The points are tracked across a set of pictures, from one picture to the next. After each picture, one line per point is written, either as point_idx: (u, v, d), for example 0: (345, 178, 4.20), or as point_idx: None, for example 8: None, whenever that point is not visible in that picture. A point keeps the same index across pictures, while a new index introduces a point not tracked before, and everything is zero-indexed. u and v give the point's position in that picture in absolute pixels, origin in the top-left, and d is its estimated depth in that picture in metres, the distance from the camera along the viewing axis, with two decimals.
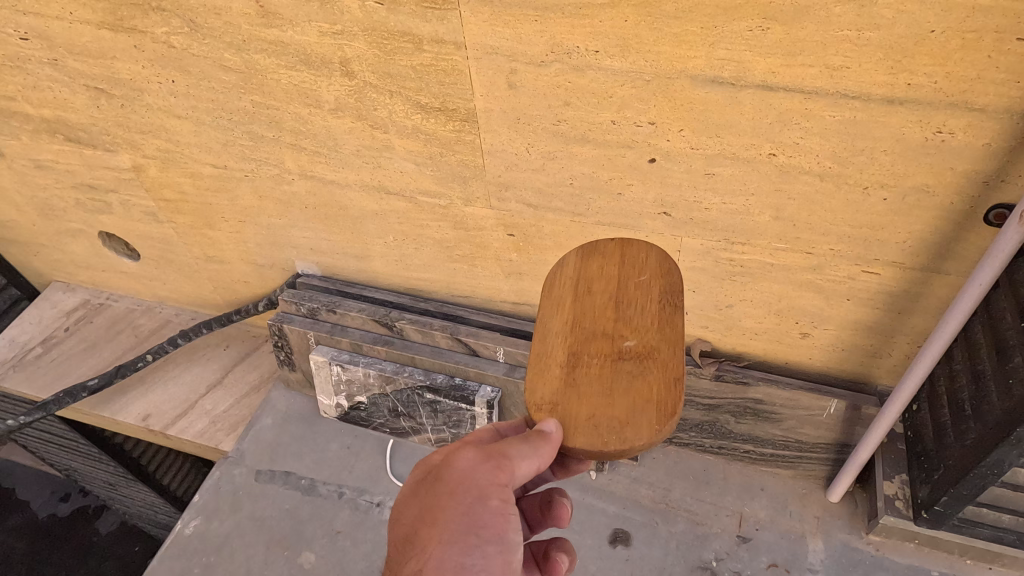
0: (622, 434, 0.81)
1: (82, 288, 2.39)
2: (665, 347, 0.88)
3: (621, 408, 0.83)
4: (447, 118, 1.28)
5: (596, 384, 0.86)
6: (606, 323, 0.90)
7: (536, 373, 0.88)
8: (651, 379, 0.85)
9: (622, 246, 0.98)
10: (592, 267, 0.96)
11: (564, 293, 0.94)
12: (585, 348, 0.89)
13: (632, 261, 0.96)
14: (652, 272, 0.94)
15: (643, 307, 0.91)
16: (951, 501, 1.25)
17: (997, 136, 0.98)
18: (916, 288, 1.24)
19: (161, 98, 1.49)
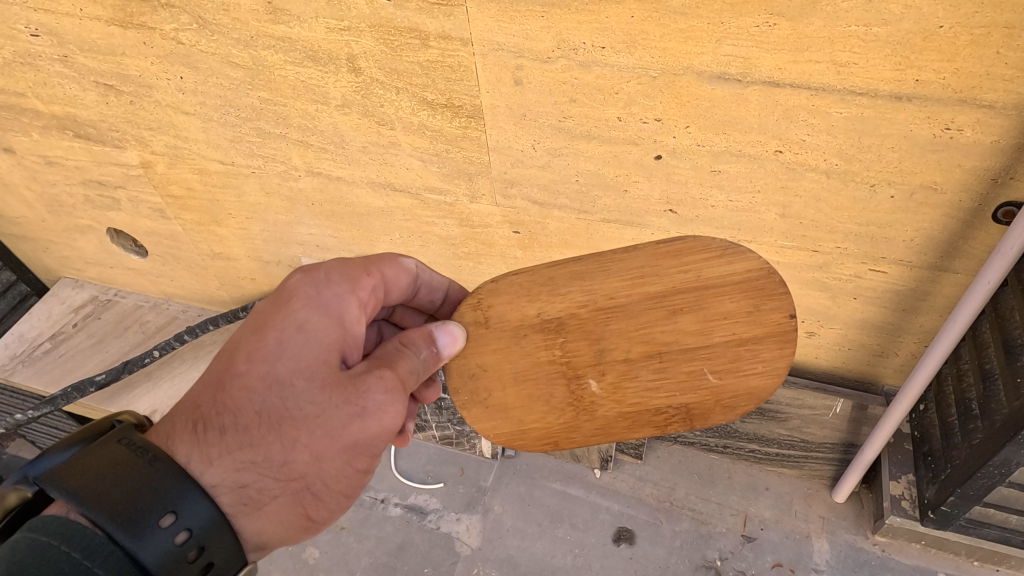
0: (479, 409, 0.94)
1: (90, 284, 2.41)
2: (593, 426, 0.89)
3: (495, 400, 0.93)
4: (453, 114, 1.29)
5: (537, 360, 0.90)
6: (620, 349, 0.86)
7: (515, 302, 0.90)
8: (557, 416, 0.91)
9: (761, 336, 0.81)
10: (718, 308, 0.82)
11: (661, 277, 0.83)
12: (571, 332, 0.87)
13: (757, 316, 0.81)
14: (723, 388, 0.83)
15: (656, 388, 0.85)
16: (957, 501, 1.24)
17: (1006, 133, 0.97)
18: (923, 287, 1.23)
19: (169, 94, 1.49)
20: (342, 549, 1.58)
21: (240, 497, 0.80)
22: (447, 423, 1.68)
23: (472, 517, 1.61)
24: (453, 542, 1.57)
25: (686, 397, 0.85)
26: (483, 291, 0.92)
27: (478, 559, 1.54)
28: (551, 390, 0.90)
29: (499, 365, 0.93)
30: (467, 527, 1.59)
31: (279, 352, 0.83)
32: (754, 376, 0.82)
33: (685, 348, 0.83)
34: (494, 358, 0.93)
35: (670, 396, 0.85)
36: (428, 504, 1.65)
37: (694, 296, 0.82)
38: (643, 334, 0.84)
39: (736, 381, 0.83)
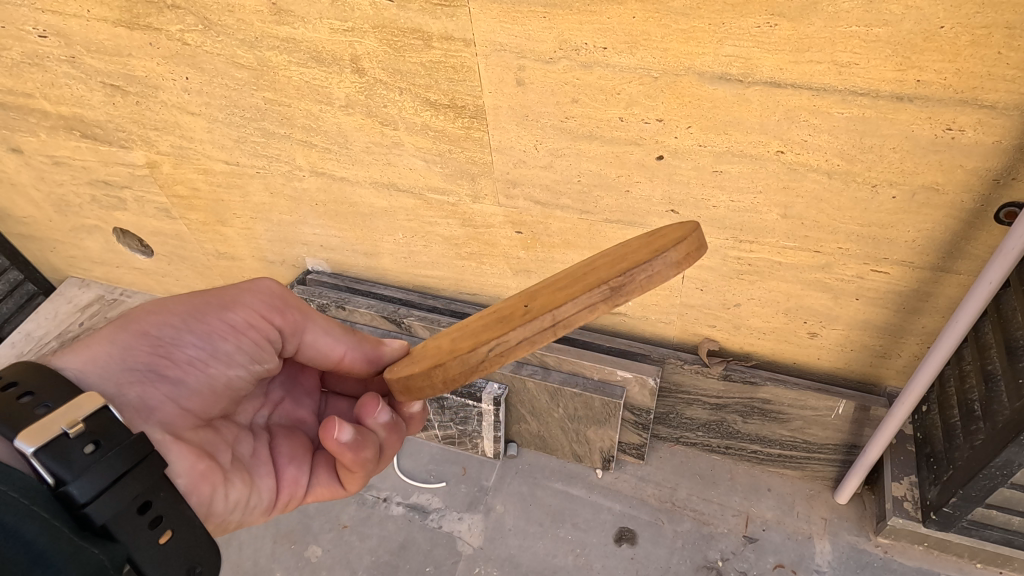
0: (410, 365, 0.89)
1: (97, 284, 2.43)
2: (517, 321, 0.76)
3: (427, 351, 0.89)
4: (456, 114, 1.29)
5: (474, 320, 0.87)
6: (542, 281, 0.84)
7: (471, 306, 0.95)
8: (478, 333, 0.80)
9: (670, 225, 0.79)
10: (634, 235, 0.83)
11: (592, 265, 0.90)
12: (506, 302, 0.88)
13: (666, 224, 0.81)
14: (638, 249, 0.75)
15: (573, 277, 0.78)
16: (960, 502, 1.24)
17: (1007, 133, 0.97)
18: (925, 288, 1.23)
19: (176, 95, 1.51)
20: (344, 548, 1.59)
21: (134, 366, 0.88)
22: (450, 422, 1.68)
23: (473, 516, 1.61)
24: (454, 541, 1.57)
25: (601, 267, 0.75)
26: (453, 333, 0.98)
27: (478, 558, 1.54)
28: (478, 325, 0.83)
29: (440, 341, 0.90)
30: (469, 526, 1.59)
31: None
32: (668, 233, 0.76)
33: (601, 255, 0.82)
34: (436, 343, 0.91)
35: (586, 273, 0.77)
36: (429, 503, 1.65)
37: (608, 249, 0.86)
38: (565, 269, 0.86)
39: (656, 240, 0.76)
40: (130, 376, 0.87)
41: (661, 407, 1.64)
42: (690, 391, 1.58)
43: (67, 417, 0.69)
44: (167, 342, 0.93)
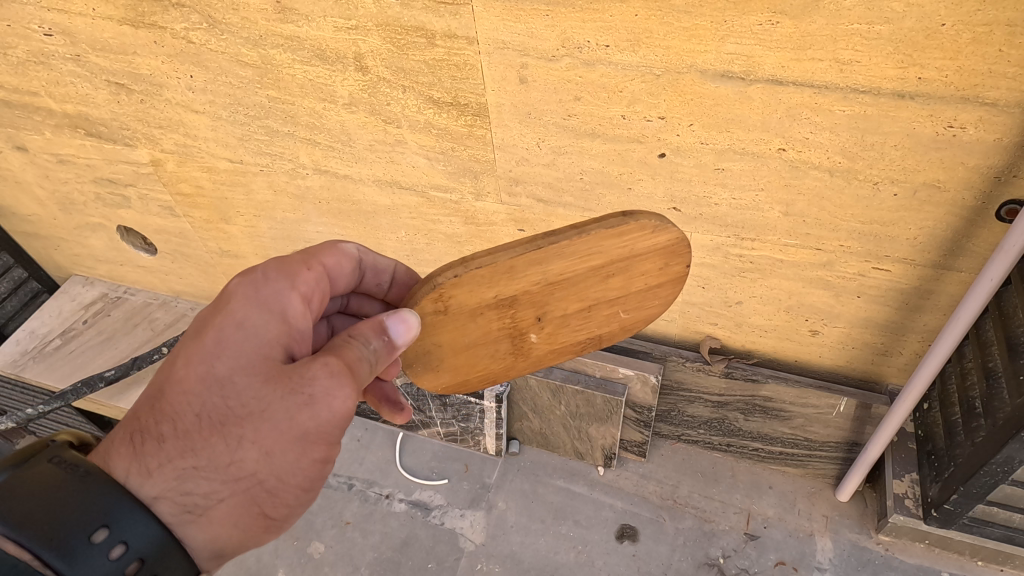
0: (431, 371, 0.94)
1: (100, 281, 2.44)
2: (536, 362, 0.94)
3: (443, 365, 0.93)
4: (459, 112, 1.30)
5: (485, 317, 0.85)
6: (557, 309, 0.85)
7: (475, 287, 0.80)
8: (499, 362, 0.93)
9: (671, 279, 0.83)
10: (643, 266, 0.80)
11: (603, 252, 0.77)
12: (518, 308, 0.84)
13: (667, 271, 0.82)
14: (633, 318, 0.89)
15: (579, 327, 0.89)
16: (961, 499, 1.24)
17: (1009, 131, 0.98)
18: (927, 285, 1.24)
19: (180, 93, 1.51)
20: (347, 545, 1.59)
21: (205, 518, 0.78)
22: (452, 420, 1.68)
23: (475, 513, 1.62)
24: (456, 538, 1.58)
25: (603, 332, 0.91)
26: (442, 286, 0.80)
27: (481, 554, 1.54)
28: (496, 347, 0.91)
29: (452, 340, 0.89)
30: (471, 523, 1.60)
31: (215, 352, 0.78)
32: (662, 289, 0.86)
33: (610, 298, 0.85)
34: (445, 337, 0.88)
35: (595, 332, 0.90)
36: (432, 500, 1.66)
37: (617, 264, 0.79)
38: (576, 296, 0.83)
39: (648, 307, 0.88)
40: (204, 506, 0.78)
41: (663, 405, 1.65)
42: (691, 389, 1.58)
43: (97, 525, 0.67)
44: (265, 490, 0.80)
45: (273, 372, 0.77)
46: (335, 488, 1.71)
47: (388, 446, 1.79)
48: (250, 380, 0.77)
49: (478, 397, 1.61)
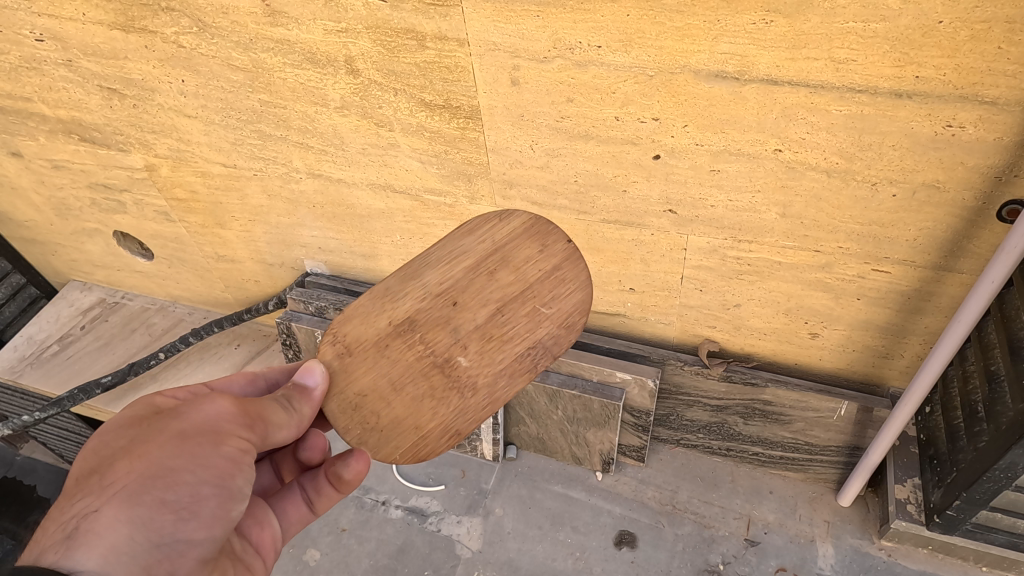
0: (365, 430, 0.93)
1: (98, 287, 2.44)
2: (479, 395, 0.92)
3: (374, 403, 0.95)
4: (451, 115, 1.29)
5: (400, 352, 0.96)
6: (466, 324, 0.95)
7: (374, 313, 0.99)
8: (428, 396, 0.94)
9: (566, 257, 0.98)
10: (519, 251, 0.99)
11: (471, 251, 1.00)
12: (424, 329, 0.96)
13: (547, 248, 0.99)
14: (558, 314, 0.95)
15: (507, 340, 0.94)
16: (964, 505, 1.22)
17: (1009, 130, 0.96)
18: (928, 287, 1.22)
19: (173, 97, 1.50)
20: (342, 552, 1.58)
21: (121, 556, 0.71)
22: None
23: (472, 519, 1.60)
24: (453, 545, 1.56)
25: (529, 342, 0.94)
26: (366, 335, 0.97)
27: (478, 562, 1.52)
28: (422, 383, 0.94)
29: (373, 378, 0.96)
30: (468, 529, 1.58)
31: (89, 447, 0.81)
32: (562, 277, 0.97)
33: (514, 294, 0.96)
34: (369, 381, 0.96)
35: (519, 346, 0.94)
36: (429, 506, 1.64)
37: (499, 258, 0.99)
38: (477, 303, 0.96)
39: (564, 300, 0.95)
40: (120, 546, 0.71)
41: (661, 409, 1.63)
42: (690, 392, 1.56)
43: None
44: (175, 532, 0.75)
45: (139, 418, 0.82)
46: None
47: None
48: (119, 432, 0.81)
49: None
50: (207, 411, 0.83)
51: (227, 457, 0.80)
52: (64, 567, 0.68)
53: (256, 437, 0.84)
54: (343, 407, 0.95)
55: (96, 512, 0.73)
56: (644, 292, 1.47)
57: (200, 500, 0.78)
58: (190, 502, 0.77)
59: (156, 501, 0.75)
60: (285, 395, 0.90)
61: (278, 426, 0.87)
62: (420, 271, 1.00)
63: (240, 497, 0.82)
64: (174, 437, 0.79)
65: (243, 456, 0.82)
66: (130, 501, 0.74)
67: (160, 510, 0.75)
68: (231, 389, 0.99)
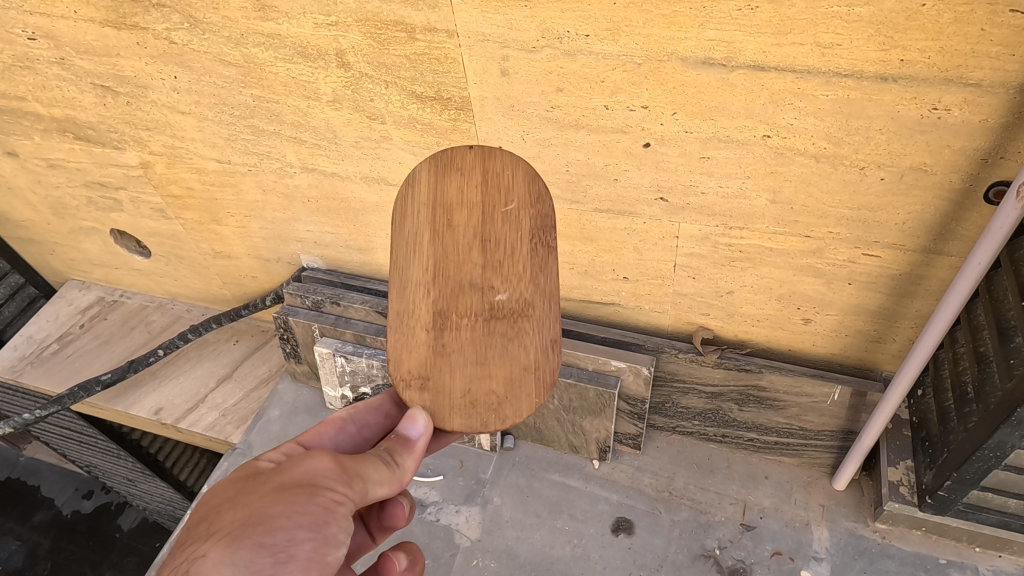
0: (502, 412, 0.94)
1: (97, 286, 2.44)
2: (539, 303, 0.95)
3: (485, 387, 0.95)
4: (442, 106, 1.29)
5: (455, 345, 0.95)
6: (473, 272, 0.95)
7: (408, 346, 0.95)
8: (516, 348, 0.95)
9: (483, 160, 0.96)
10: (450, 190, 0.96)
11: (420, 229, 0.95)
12: (454, 307, 0.95)
13: (466, 169, 0.96)
14: (520, 201, 0.95)
15: (513, 251, 0.95)
16: (955, 485, 1.22)
17: (994, 112, 0.96)
18: (917, 270, 1.23)
19: (166, 94, 1.51)
20: None
21: None
22: None
23: (471, 509, 1.60)
24: (452, 534, 1.55)
25: (530, 239, 0.95)
26: (415, 359, 0.95)
27: (476, 550, 1.52)
28: (495, 340, 0.95)
29: (460, 379, 0.95)
30: (466, 519, 1.58)
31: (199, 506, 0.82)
32: (502, 174, 0.96)
33: (479, 221, 0.95)
34: (461, 380, 0.95)
35: (527, 246, 0.95)
36: (427, 496, 1.63)
37: (442, 210, 0.95)
38: (462, 250, 0.95)
39: (516, 189, 0.95)
40: None
41: (657, 397, 1.63)
42: (685, 380, 1.57)
43: None
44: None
45: (241, 476, 0.82)
46: None
47: None
48: (221, 486, 0.81)
49: None
50: (308, 466, 0.81)
51: (323, 506, 0.77)
52: None
53: (353, 492, 0.81)
54: (462, 414, 0.94)
55: (204, 556, 0.73)
56: (638, 280, 1.48)
57: (298, 544, 0.75)
58: (288, 546, 0.74)
59: (255, 546, 0.73)
60: (387, 449, 0.89)
61: (375, 481, 0.84)
62: (398, 278, 0.96)
63: (339, 546, 0.78)
64: (268, 487, 0.78)
65: (339, 506, 0.79)
66: (233, 543, 0.73)
67: (258, 553, 0.73)
68: (323, 443, 0.95)
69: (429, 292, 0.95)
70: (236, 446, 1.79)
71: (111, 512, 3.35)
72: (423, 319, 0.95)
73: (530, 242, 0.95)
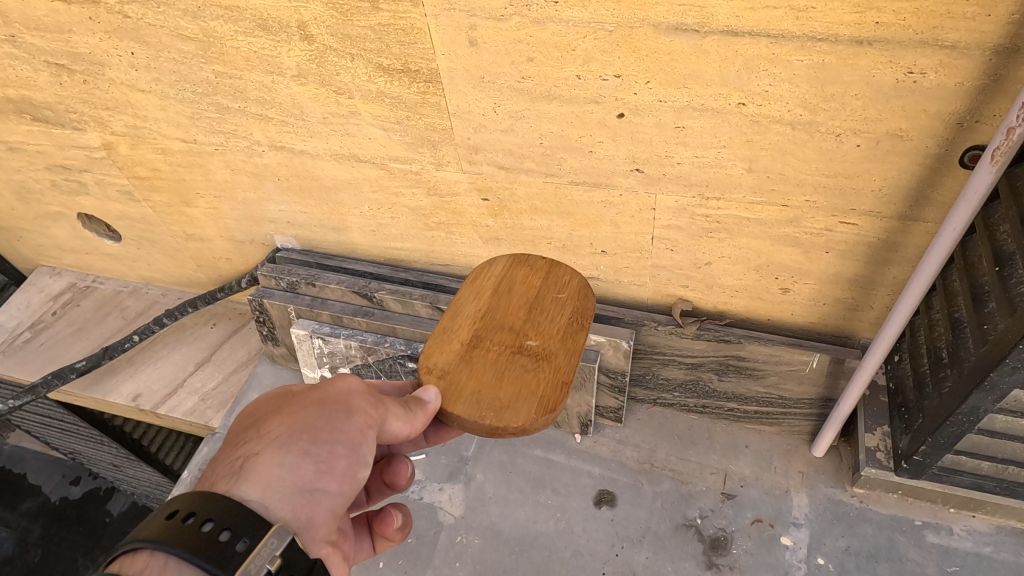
0: (501, 413, 0.91)
1: (68, 272, 2.39)
2: (564, 356, 0.99)
3: (498, 392, 0.94)
4: (411, 79, 1.25)
5: (482, 361, 0.98)
6: (516, 322, 1.04)
7: (441, 347, 1.00)
8: (531, 373, 0.96)
9: (551, 266, 1.13)
10: (518, 274, 1.13)
11: (482, 287, 1.11)
12: (489, 336, 1.02)
13: (534, 265, 1.14)
14: (572, 292, 1.09)
15: (554, 319, 1.05)
16: (929, 450, 1.23)
17: (969, 74, 0.95)
18: (894, 237, 1.22)
19: (124, 71, 1.45)
20: None
21: (267, 494, 0.77)
22: None
23: (454, 486, 1.60)
24: (435, 512, 1.56)
25: (572, 316, 1.05)
26: (443, 356, 0.99)
27: (460, 527, 1.52)
28: (516, 366, 0.97)
29: (475, 379, 0.96)
30: (449, 496, 1.58)
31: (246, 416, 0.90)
32: (560, 272, 1.13)
33: (535, 296, 1.09)
34: (475, 383, 0.95)
35: (569, 317, 1.05)
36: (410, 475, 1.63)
37: (505, 281, 1.11)
38: (514, 307, 1.07)
39: (571, 284, 1.10)
40: (274, 492, 0.77)
41: (638, 370, 1.63)
42: (665, 352, 1.56)
43: (267, 555, 0.71)
44: (310, 492, 0.80)
45: (287, 395, 0.89)
46: None
47: None
48: (270, 400, 0.89)
49: None
50: (342, 385, 0.87)
51: (358, 427, 0.83)
52: (233, 495, 0.76)
53: (378, 415, 0.85)
54: (465, 404, 0.92)
55: (257, 454, 0.80)
56: (616, 254, 1.47)
57: (337, 458, 0.82)
58: (328, 459, 0.81)
59: (301, 452, 0.81)
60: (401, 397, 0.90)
61: (394, 419, 0.86)
62: (452, 308, 1.07)
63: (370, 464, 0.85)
64: (311, 403, 0.85)
65: (371, 430, 0.84)
66: (282, 446, 0.80)
67: (304, 460, 0.80)
68: None
69: (472, 322, 1.04)
70: (216, 430, 1.77)
71: (100, 498, 3.35)
72: (459, 336, 1.02)
73: (570, 319, 1.04)
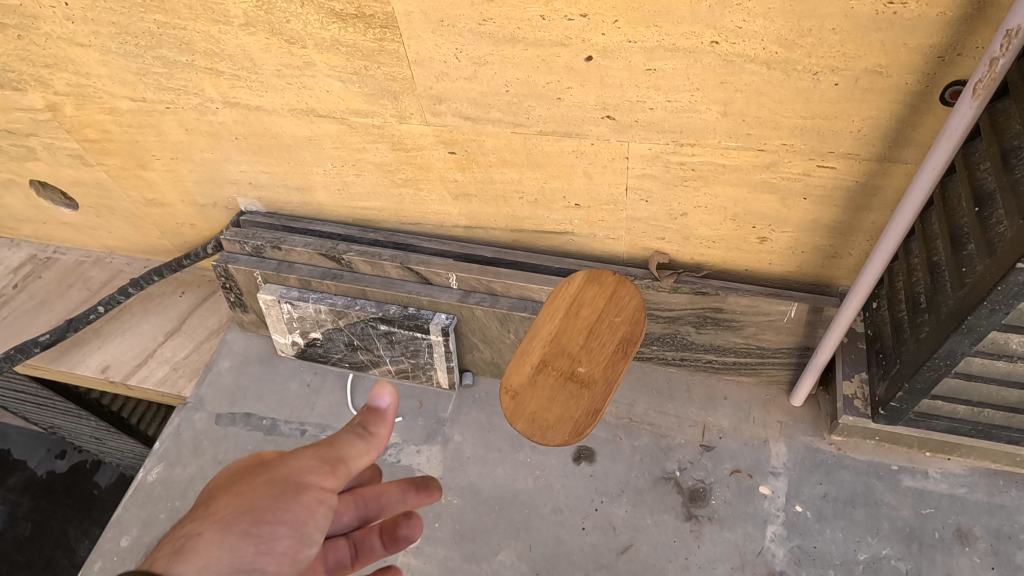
0: (543, 433, 1.08)
1: (27, 243, 2.30)
2: (605, 386, 1.08)
3: (550, 420, 1.09)
4: (366, 25, 1.18)
5: (548, 390, 1.10)
6: (576, 344, 1.13)
7: (517, 366, 1.12)
8: (575, 406, 1.08)
9: (618, 283, 1.16)
10: (589, 293, 1.17)
11: (555, 305, 1.17)
12: (552, 360, 1.12)
13: (606, 284, 1.17)
14: (628, 315, 1.13)
15: (604, 344, 1.11)
16: (906, 395, 1.23)
17: (952, 3, 0.90)
18: (872, 181, 1.18)
19: (60, 25, 1.36)
20: None
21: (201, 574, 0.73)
22: (401, 356, 1.63)
23: (432, 448, 1.58)
24: (413, 474, 1.54)
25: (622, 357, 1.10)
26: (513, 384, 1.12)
27: (439, 488, 1.51)
28: (559, 401, 1.09)
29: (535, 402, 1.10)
30: (428, 458, 1.56)
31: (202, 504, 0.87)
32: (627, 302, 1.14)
33: (597, 318, 1.14)
34: (534, 404, 1.10)
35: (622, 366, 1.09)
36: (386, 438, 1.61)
37: (574, 304, 1.16)
38: (574, 333, 1.13)
39: (626, 309, 1.13)
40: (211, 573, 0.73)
41: None
42: (642, 306, 1.54)
43: None
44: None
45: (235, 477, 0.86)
46: (286, 435, 1.64)
47: (337, 388, 1.71)
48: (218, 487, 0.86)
49: (424, 332, 1.54)
50: (294, 466, 0.84)
51: (307, 507, 0.82)
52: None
53: (335, 485, 0.84)
54: (523, 422, 1.09)
55: (198, 535, 0.76)
56: (590, 207, 1.42)
57: (278, 539, 0.79)
58: (271, 540, 0.79)
59: (242, 534, 0.77)
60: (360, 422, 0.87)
61: (354, 457, 0.86)
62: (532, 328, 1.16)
63: (314, 543, 0.83)
64: (260, 487, 0.82)
65: (321, 507, 0.83)
66: (223, 528, 0.77)
67: (245, 542, 0.77)
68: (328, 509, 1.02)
69: (541, 346, 1.13)
70: (187, 400, 1.73)
71: (86, 471, 3.30)
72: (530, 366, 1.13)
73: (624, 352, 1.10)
